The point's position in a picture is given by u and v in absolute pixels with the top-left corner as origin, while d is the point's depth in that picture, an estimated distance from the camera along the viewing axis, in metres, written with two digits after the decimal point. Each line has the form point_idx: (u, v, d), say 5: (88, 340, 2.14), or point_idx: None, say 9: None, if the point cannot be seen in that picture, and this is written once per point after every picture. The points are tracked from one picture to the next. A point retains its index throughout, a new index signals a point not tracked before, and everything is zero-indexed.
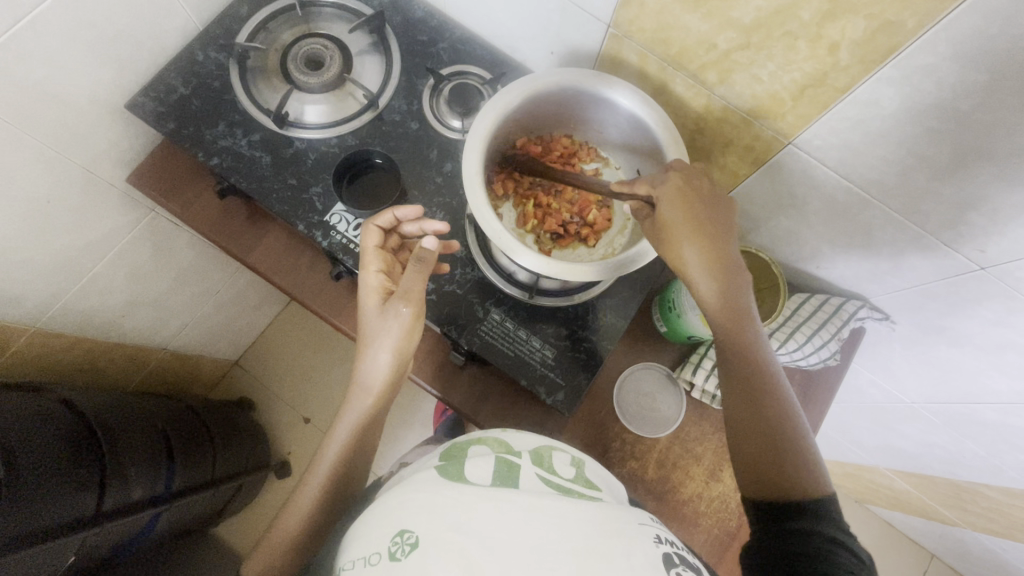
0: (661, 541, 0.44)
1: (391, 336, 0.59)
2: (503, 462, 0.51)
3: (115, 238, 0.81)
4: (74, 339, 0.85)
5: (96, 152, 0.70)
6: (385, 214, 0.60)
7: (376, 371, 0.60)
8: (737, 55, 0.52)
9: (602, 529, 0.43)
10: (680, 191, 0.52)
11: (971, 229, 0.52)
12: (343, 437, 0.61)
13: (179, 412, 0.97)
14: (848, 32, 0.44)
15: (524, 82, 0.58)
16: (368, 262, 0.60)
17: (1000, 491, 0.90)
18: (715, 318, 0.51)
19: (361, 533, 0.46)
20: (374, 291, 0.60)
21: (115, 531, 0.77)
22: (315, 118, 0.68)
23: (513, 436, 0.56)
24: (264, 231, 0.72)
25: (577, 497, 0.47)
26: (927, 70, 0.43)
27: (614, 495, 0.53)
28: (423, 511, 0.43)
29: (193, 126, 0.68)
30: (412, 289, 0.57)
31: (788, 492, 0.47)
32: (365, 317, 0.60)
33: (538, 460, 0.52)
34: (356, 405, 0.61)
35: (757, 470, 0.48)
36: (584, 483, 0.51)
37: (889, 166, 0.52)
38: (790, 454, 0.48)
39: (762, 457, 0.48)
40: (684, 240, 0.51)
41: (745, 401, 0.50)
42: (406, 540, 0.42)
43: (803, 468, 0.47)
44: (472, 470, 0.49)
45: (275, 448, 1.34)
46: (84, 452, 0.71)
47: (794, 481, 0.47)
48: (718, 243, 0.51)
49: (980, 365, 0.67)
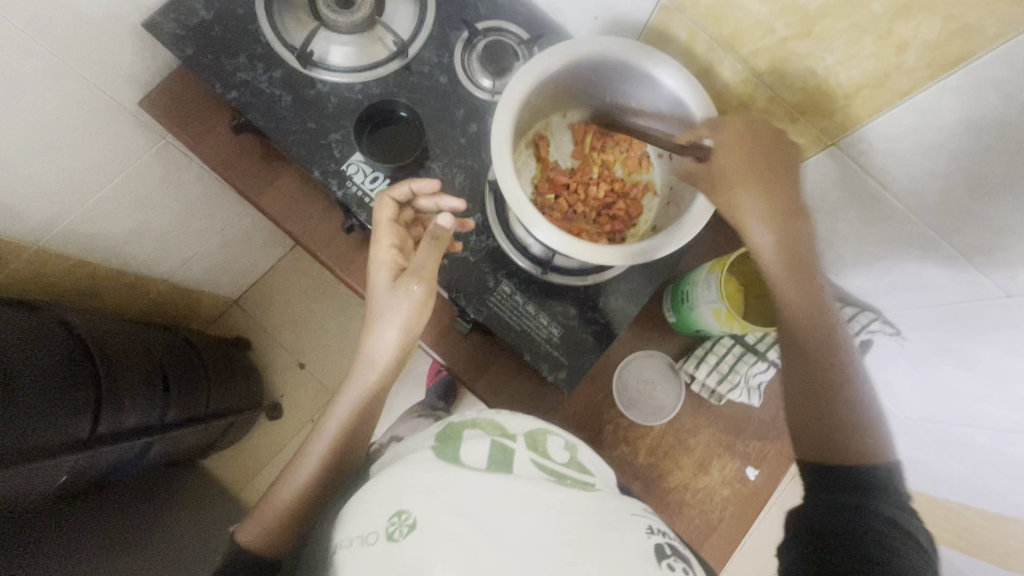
0: (653, 532, 0.45)
1: (399, 314, 0.58)
2: (498, 447, 0.50)
3: (122, 163, 0.79)
4: (77, 262, 0.84)
5: (108, 69, 0.67)
6: (400, 187, 0.59)
7: (383, 346, 0.59)
8: (795, 44, 0.49)
9: (598, 520, 0.43)
10: (738, 141, 0.52)
11: (1005, 255, 0.50)
12: (348, 406, 0.61)
13: (177, 346, 0.98)
14: (920, 32, 0.42)
15: (567, 48, 0.55)
16: (381, 235, 0.58)
17: (976, 511, 0.92)
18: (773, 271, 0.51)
19: (357, 512, 0.47)
20: (385, 266, 0.59)
21: (108, 457, 0.77)
22: (341, 60, 0.65)
23: (506, 417, 0.56)
24: (277, 174, 0.69)
25: (568, 484, 0.48)
26: (997, 82, 0.41)
27: (605, 480, 0.54)
28: (422, 492, 0.44)
29: (213, 55, 0.64)
30: (425, 265, 0.56)
31: (847, 452, 0.49)
32: (376, 291, 0.59)
33: (532, 445, 0.52)
34: (358, 380, 0.61)
35: (815, 428, 0.51)
36: (577, 468, 0.52)
37: (934, 182, 0.49)
38: (845, 428, 0.49)
39: (823, 425, 0.50)
40: (750, 196, 0.51)
41: (795, 363, 0.52)
42: (403, 520, 0.43)
43: (861, 432, 0.49)
44: (467, 455, 0.49)
45: (270, 389, 1.35)
46: (80, 377, 0.71)
47: (846, 442, 0.49)
48: (783, 189, 0.51)
49: (984, 392, 0.67)
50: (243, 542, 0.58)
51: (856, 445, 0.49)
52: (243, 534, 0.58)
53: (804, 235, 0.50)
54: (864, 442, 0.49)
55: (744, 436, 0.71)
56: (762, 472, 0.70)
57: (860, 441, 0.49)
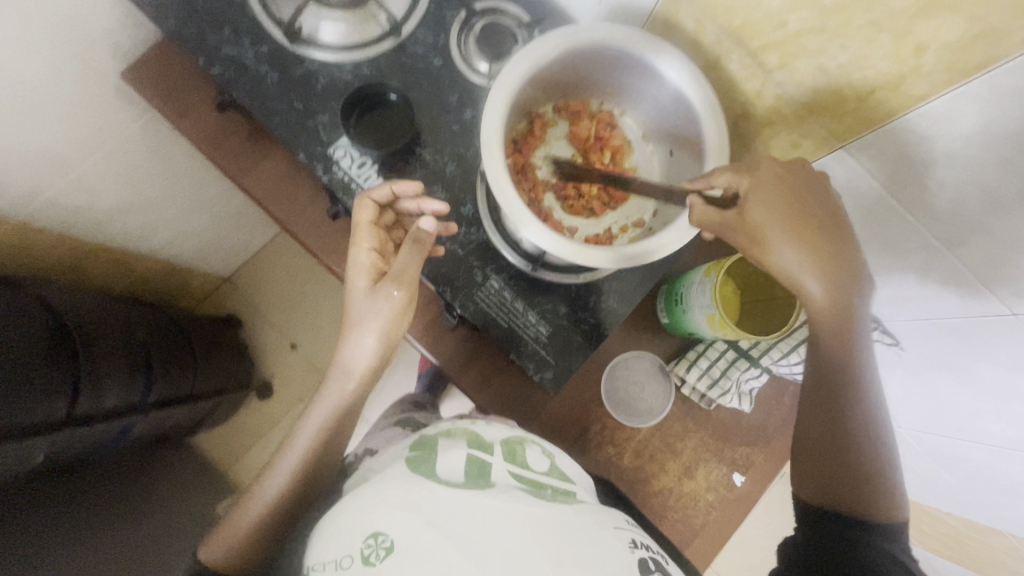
0: (637, 546, 0.45)
1: (377, 319, 0.56)
2: (475, 461, 0.50)
3: (105, 136, 0.76)
4: (59, 237, 0.82)
5: (87, 37, 0.64)
6: (381, 188, 0.56)
7: (362, 352, 0.57)
8: (807, 40, 0.46)
9: (583, 535, 0.43)
10: (778, 181, 0.47)
11: (1013, 272, 0.48)
12: (324, 414, 0.59)
13: (162, 324, 0.97)
14: (941, 33, 0.39)
15: (566, 34, 0.52)
16: (359, 238, 0.56)
17: (963, 521, 0.91)
18: (819, 318, 0.48)
19: (329, 534, 0.45)
20: (364, 270, 0.56)
21: (89, 436, 0.76)
22: (331, 38, 0.62)
23: (483, 427, 0.56)
24: (261, 157, 0.67)
25: (550, 497, 0.48)
26: (1020, 92, 0.38)
27: (586, 489, 0.54)
28: (400, 510, 0.43)
29: (196, 27, 0.61)
30: (406, 269, 0.55)
31: (854, 505, 0.50)
32: (353, 295, 0.57)
33: (510, 456, 0.52)
34: (335, 389, 0.59)
35: (824, 476, 0.52)
36: (557, 477, 0.52)
37: (943, 194, 0.47)
38: (854, 482, 0.50)
39: (832, 475, 0.51)
40: (782, 240, 0.46)
41: (823, 413, 0.51)
42: (380, 543, 0.41)
43: (875, 488, 0.50)
44: (444, 470, 0.49)
45: (260, 369, 1.34)
46: (59, 356, 0.69)
47: (854, 497, 0.50)
48: (828, 235, 0.47)
49: (980, 407, 0.65)
50: (206, 559, 0.57)
51: (864, 500, 0.50)
52: (207, 550, 0.57)
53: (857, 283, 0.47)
54: (874, 498, 0.50)
55: (732, 441, 0.70)
56: (748, 478, 0.69)
57: (869, 498, 0.50)
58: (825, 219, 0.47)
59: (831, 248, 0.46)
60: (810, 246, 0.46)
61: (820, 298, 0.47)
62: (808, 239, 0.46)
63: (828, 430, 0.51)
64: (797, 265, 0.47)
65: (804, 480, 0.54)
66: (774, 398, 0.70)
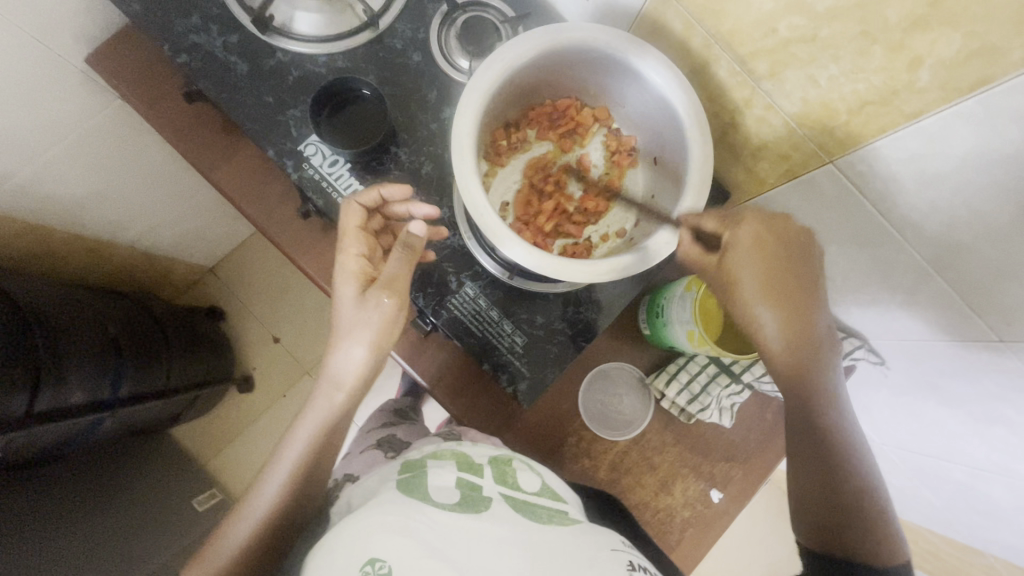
0: (633, 568, 0.45)
1: (367, 329, 0.53)
2: (468, 484, 0.49)
3: (73, 123, 0.74)
4: (26, 225, 0.79)
5: (48, 19, 0.61)
6: (370, 192, 0.54)
7: (351, 362, 0.55)
8: (797, 49, 0.44)
9: (584, 560, 0.43)
10: (758, 237, 0.47)
11: (1003, 298, 0.46)
12: (311, 429, 0.56)
13: (136, 317, 0.94)
14: (938, 48, 0.37)
15: (547, 34, 0.49)
16: (348, 244, 0.54)
17: (945, 539, 0.90)
18: (780, 365, 0.49)
19: (317, 562, 0.41)
20: (353, 277, 0.54)
21: (51, 433, 0.74)
22: (306, 28, 0.59)
23: (470, 447, 0.55)
24: (233, 151, 0.64)
25: (546, 518, 0.48)
26: (1017, 114, 0.36)
27: (575, 506, 0.54)
28: (396, 535, 0.41)
29: (162, 13, 0.58)
30: (397, 276, 0.53)
31: (860, 548, 0.47)
32: (340, 305, 0.54)
33: (501, 477, 0.51)
34: (324, 399, 0.56)
35: (824, 517, 0.50)
36: (548, 496, 0.52)
37: (933, 215, 0.45)
38: (855, 520, 0.48)
39: (831, 516, 0.49)
40: (752, 289, 0.47)
41: (806, 455, 0.50)
42: (376, 570, 0.39)
43: (874, 526, 0.48)
44: (436, 491, 0.47)
45: (241, 362, 1.32)
46: (19, 352, 0.67)
47: (858, 538, 0.48)
48: (793, 280, 0.47)
49: (964, 430, 0.63)
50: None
51: (868, 541, 0.48)
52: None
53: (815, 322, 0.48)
54: (876, 537, 0.48)
55: (711, 457, 0.68)
56: (726, 495, 0.67)
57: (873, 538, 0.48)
58: (801, 268, 0.48)
59: (797, 293, 0.47)
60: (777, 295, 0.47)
61: (778, 342, 0.48)
62: (781, 287, 0.47)
63: (815, 471, 0.50)
64: (768, 311, 0.47)
65: (803, 525, 0.51)
66: (756, 414, 0.68)
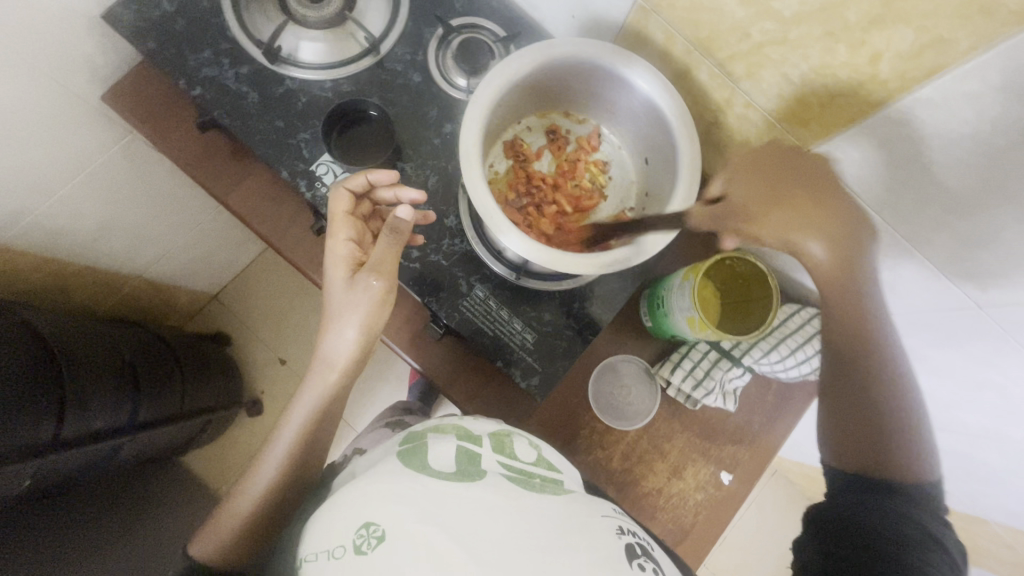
0: (623, 532, 0.48)
1: (358, 312, 0.56)
2: (465, 453, 0.52)
3: (87, 159, 0.77)
4: (42, 260, 0.81)
5: (66, 61, 0.65)
6: (357, 177, 0.57)
7: (343, 344, 0.58)
8: (770, 50, 0.48)
9: (569, 523, 0.45)
10: (753, 163, 0.51)
11: (978, 266, 0.49)
12: (303, 410, 0.60)
13: (149, 343, 0.96)
14: (894, 43, 0.41)
15: (539, 50, 0.53)
16: (336, 229, 0.57)
17: (949, 511, 0.93)
18: (821, 285, 0.51)
19: (322, 524, 0.46)
20: (343, 262, 0.57)
21: (76, 459, 0.75)
22: (311, 56, 0.63)
23: (470, 421, 0.58)
24: (244, 174, 0.67)
25: (539, 485, 0.51)
26: (969, 97, 0.40)
27: (572, 476, 0.56)
28: (387, 502, 0.44)
29: (176, 49, 0.62)
30: (384, 260, 0.55)
31: (893, 469, 0.50)
32: (331, 288, 0.57)
33: (499, 447, 0.54)
34: (316, 380, 0.60)
35: (857, 440, 0.52)
36: (544, 466, 0.55)
37: (906, 195, 0.49)
38: (890, 442, 0.51)
39: (864, 436, 0.52)
40: (777, 208, 0.49)
41: (841, 374, 0.52)
42: (371, 533, 0.42)
43: (909, 449, 0.50)
44: (435, 461, 0.50)
45: (249, 386, 1.34)
46: (42, 379, 0.68)
47: (890, 458, 0.50)
48: (827, 200, 0.49)
49: (956, 398, 0.67)
50: (202, 559, 0.56)
51: (901, 464, 0.50)
52: (195, 548, 0.56)
53: (854, 248, 0.49)
54: (907, 462, 0.50)
55: (719, 441, 0.71)
56: (736, 477, 0.70)
57: (908, 461, 0.50)
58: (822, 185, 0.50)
59: (829, 211, 0.49)
60: (811, 225, 0.49)
61: (818, 257, 0.50)
62: (806, 204, 0.49)
63: (853, 388, 0.52)
64: (793, 228, 0.49)
65: (835, 446, 0.54)
66: (758, 396, 0.72)
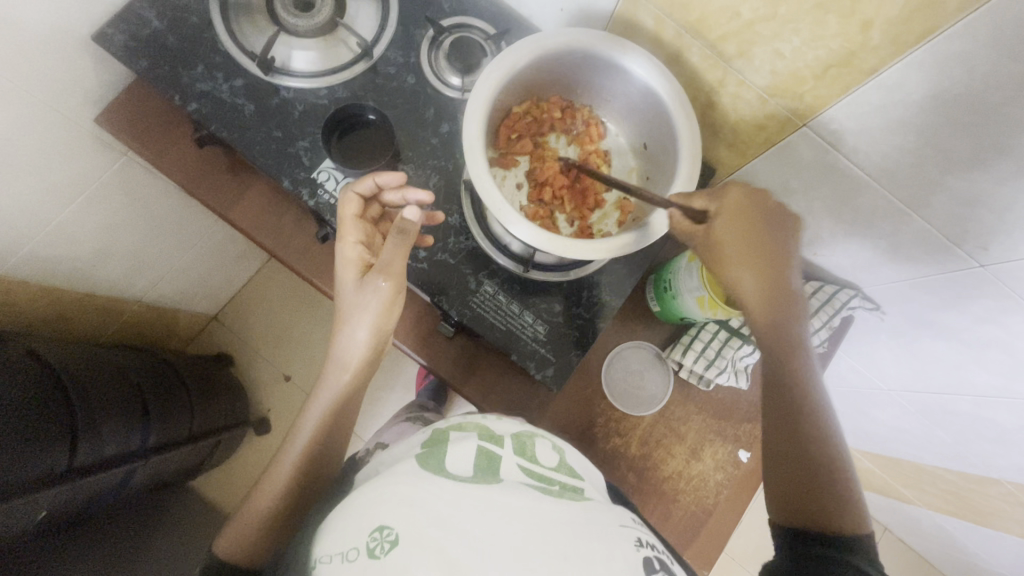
0: (642, 545, 0.46)
1: (369, 313, 0.57)
2: (485, 453, 0.52)
3: (82, 184, 0.76)
4: (42, 290, 0.81)
5: (58, 86, 0.64)
6: (365, 181, 0.56)
7: (354, 346, 0.58)
8: (761, 27, 0.49)
9: (585, 533, 0.44)
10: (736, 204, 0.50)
11: (977, 224, 0.50)
12: (320, 410, 0.60)
13: (155, 367, 0.96)
14: (883, 10, 0.42)
15: (535, 40, 0.54)
16: (347, 233, 0.57)
17: (959, 474, 0.94)
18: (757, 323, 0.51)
19: (336, 527, 0.45)
20: (352, 264, 0.57)
21: (91, 486, 0.75)
22: (304, 65, 0.64)
23: (493, 421, 0.58)
24: (245, 187, 0.67)
25: (559, 490, 0.50)
26: (960, 57, 0.41)
27: (594, 484, 0.56)
28: (400, 506, 0.43)
29: (169, 66, 0.62)
30: (392, 262, 0.55)
31: (830, 519, 0.47)
32: (342, 292, 0.58)
33: (521, 450, 0.54)
34: (333, 380, 0.60)
35: (794, 484, 0.49)
36: (566, 473, 0.54)
37: (904, 158, 0.50)
38: (824, 485, 0.48)
39: (800, 479, 0.49)
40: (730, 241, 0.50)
41: (778, 412, 0.51)
42: (385, 536, 0.41)
43: (842, 498, 0.47)
44: (453, 463, 0.50)
45: (255, 405, 1.32)
46: (52, 408, 0.68)
47: (828, 508, 0.47)
48: (765, 242, 0.50)
49: (963, 360, 0.68)
50: (227, 557, 0.56)
51: (837, 513, 0.47)
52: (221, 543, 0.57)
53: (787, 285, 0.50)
54: (844, 513, 0.47)
55: (734, 420, 0.71)
56: (754, 454, 0.70)
57: (843, 512, 0.47)
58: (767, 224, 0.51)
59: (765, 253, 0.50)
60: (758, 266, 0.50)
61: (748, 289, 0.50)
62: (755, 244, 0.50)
63: (788, 426, 0.50)
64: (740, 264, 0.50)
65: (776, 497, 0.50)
66: None
